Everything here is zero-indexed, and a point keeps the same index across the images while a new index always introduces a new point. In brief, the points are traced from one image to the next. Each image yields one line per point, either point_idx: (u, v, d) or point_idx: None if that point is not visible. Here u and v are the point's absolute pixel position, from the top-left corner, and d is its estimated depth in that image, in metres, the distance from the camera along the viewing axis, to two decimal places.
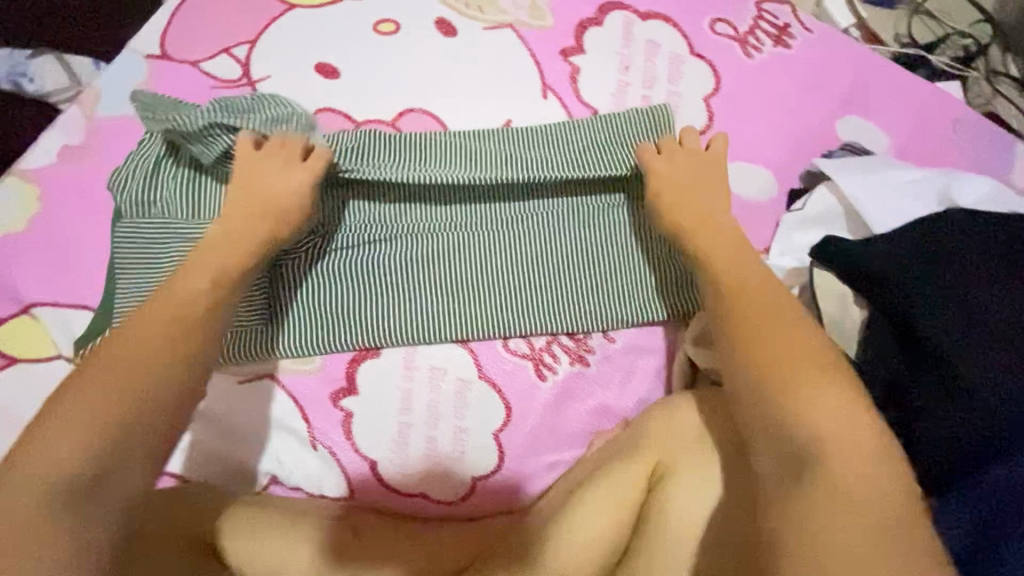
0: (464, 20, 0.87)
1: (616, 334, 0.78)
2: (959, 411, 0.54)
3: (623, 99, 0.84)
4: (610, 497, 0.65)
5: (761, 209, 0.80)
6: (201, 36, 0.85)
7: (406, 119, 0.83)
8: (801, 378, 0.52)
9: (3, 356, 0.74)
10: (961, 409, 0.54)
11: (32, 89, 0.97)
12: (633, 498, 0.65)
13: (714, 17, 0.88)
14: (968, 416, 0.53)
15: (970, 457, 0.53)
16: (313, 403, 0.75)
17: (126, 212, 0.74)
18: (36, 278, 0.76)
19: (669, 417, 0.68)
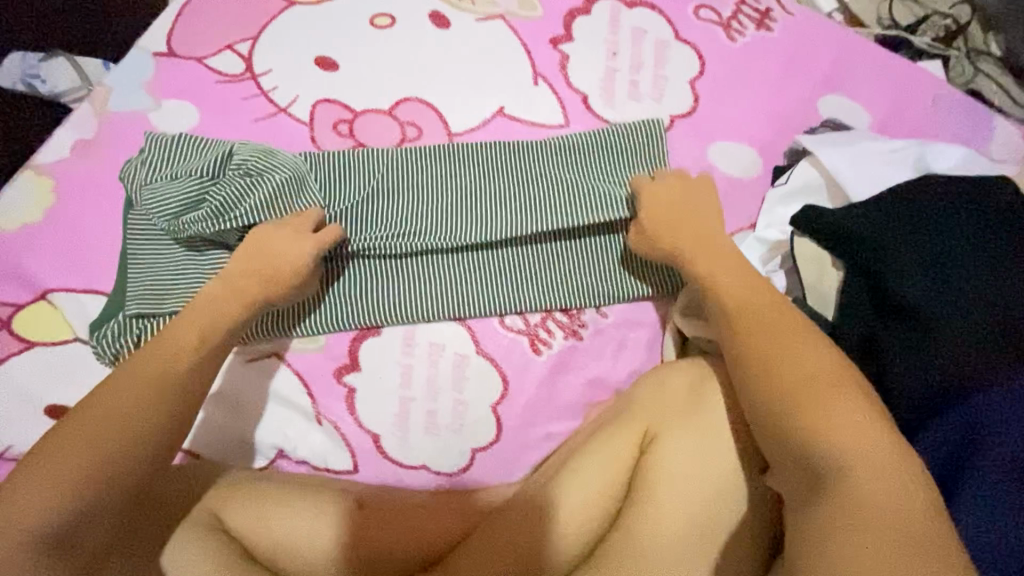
0: (456, 13, 0.90)
1: (609, 309, 0.80)
2: (928, 358, 0.60)
3: (612, 84, 0.87)
4: (603, 464, 0.67)
5: (746, 185, 0.83)
6: (205, 34, 0.89)
7: (403, 108, 0.87)
8: (778, 361, 0.57)
9: (23, 339, 0.77)
10: (930, 356, 0.60)
11: (45, 90, 1.01)
12: (625, 465, 0.67)
13: (698, 3, 0.91)
14: (936, 363, 0.59)
15: (937, 397, 0.59)
16: (317, 380, 0.79)
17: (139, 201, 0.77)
18: (51, 266, 0.80)
19: (660, 385, 0.71)
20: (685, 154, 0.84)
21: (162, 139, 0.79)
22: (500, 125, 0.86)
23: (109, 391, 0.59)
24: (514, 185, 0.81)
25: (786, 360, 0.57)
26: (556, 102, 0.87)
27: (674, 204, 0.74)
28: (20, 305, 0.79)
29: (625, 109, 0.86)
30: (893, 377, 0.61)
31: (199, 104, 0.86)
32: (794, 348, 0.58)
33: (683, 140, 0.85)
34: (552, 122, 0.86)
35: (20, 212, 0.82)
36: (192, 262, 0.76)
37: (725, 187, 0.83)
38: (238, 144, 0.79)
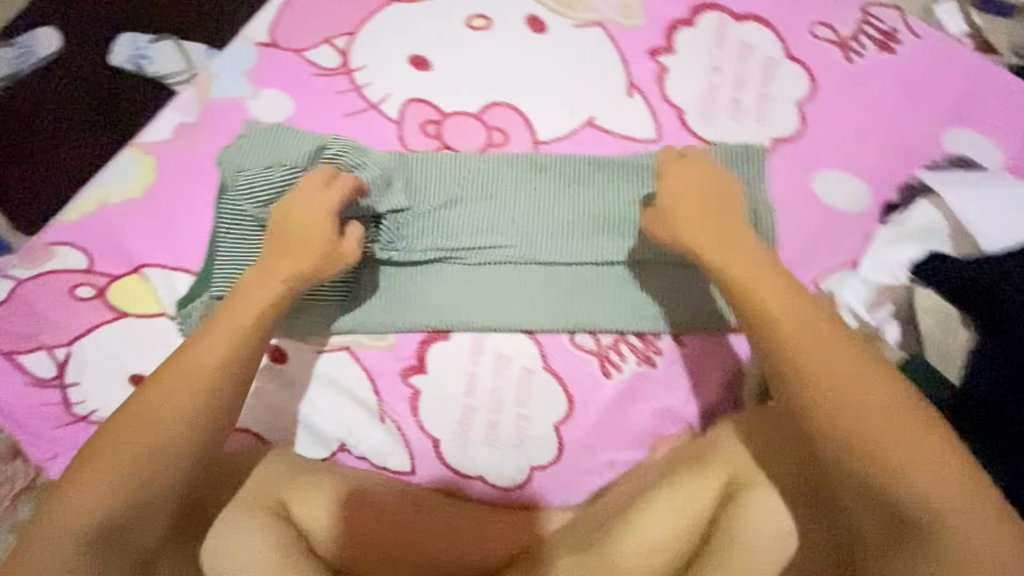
0: (554, 18, 0.88)
1: (687, 338, 0.76)
2: None
3: (711, 101, 0.83)
4: (680, 506, 0.65)
5: (850, 220, 0.77)
6: (306, 27, 0.90)
7: (491, 112, 0.85)
8: (873, 426, 0.56)
9: (116, 309, 0.81)
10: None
11: (151, 71, 1.06)
12: (701, 509, 0.65)
13: (815, 20, 0.85)
14: None
15: None
16: (384, 377, 0.79)
17: (229, 184, 0.79)
18: (146, 241, 0.83)
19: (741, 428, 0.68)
20: (784, 181, 0.79)
21: (261, 129, 0.82)
22: (588, 136, 0.84)
23: (128, 414, 0.59)
24: (597, 202, 0.80)
25: (886, 426, 0.55)
26: (650, 117, 0.83)
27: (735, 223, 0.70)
28: (114, 276, 0.83)
29: (723, 129, 0.82)
30: (1011, 441, 0.59)
31: (295, 95, 0.87)
32: (871, 413, 0.56)
33: (784, 165, 0.79)
34: (642, 136, 0.83)
35: (124, 187, 0.86)
36: None
37: (827, 220, 0.77)
38: (330, 139, 0.80)
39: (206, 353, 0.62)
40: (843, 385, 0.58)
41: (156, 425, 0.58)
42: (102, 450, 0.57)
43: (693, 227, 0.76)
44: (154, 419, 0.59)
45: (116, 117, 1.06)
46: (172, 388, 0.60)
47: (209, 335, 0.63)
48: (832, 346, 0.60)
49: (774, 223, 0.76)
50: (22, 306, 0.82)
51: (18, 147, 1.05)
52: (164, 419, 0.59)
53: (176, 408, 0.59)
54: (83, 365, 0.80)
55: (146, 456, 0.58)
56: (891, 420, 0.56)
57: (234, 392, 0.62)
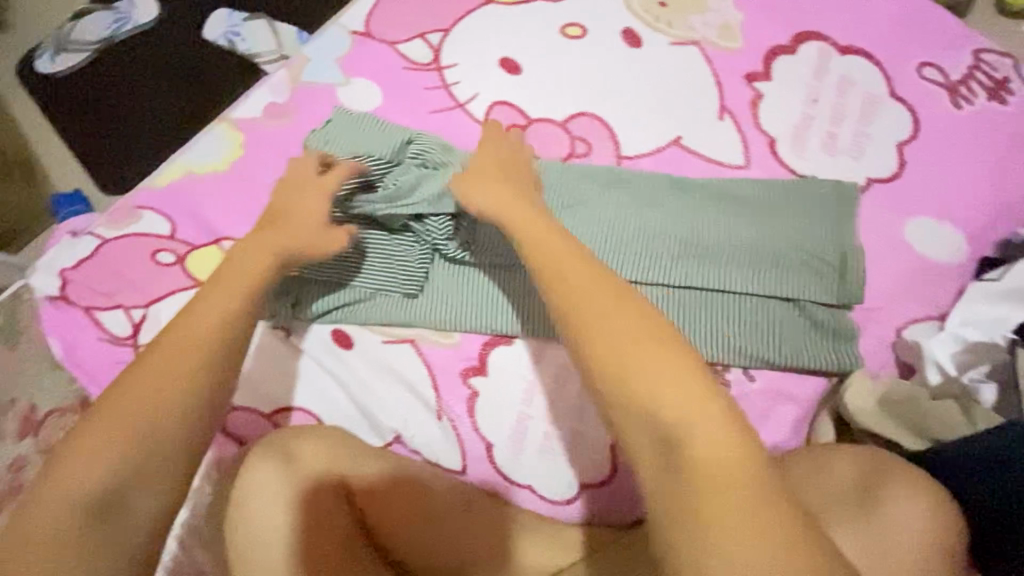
0: (651, 33, 0.87)
1: (757, 373, 0.74)
2: None
3: (805, 133, 0.81)
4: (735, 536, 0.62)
5: (943, 270, 0.75)
6: (402, 20, 0.92)
7: (577, 121, 0.85)
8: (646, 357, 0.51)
9: (194, 278, 0.83)
10: None
11: (243, 48, 1.09)
12: None
13: (922, 60, 0.83)
14: None
15: None
16: (444, 375, 0.79)
17: None
18: (228, 214, 0.85)
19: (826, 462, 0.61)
20: (874, 222, 0.77)
21: (349, 117, 0.84)
22: (675, 156, 0.82)
23: (111, 400, 0.52)
24: (681, 222, 0.77)
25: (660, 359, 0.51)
26: (740, 143, 0.82)
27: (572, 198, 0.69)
28: (194, 245, 0.85)
29: (815, 161, 0.80)
30: None
31: (384, 86, 0.88)
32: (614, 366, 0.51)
33: (875, 206, 0.77)
34: (731, 161, 0.81)
35: (211, 160, 0.88)
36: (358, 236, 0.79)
37: (918, 268, 0.75)
38: (416, 134, 0.82)
39: (198, 322, 0.57)
40: (673, 384, 0.49)
41: (144, 402, 0.52)
42: (81, 441, 0.51)
43: (778, 261, 0.75)
44: (140, 396, 0.52)
45: (204, 90, 1.09)
46: (159, 361, 0.54)
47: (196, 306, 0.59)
48: (603, 306, 0.54)
49: (861, 267, 0.74)
50: (103, 263, 0.84)
51: (110, 111, 1.10)
52: (163, 389, 0.53)
53: (168, 382, 0.53)
54: (157, 328, 0.82)
55: (139, 437, 0.51)
56: (669, 378, 0.49)
57: (233, 359, 0.57)
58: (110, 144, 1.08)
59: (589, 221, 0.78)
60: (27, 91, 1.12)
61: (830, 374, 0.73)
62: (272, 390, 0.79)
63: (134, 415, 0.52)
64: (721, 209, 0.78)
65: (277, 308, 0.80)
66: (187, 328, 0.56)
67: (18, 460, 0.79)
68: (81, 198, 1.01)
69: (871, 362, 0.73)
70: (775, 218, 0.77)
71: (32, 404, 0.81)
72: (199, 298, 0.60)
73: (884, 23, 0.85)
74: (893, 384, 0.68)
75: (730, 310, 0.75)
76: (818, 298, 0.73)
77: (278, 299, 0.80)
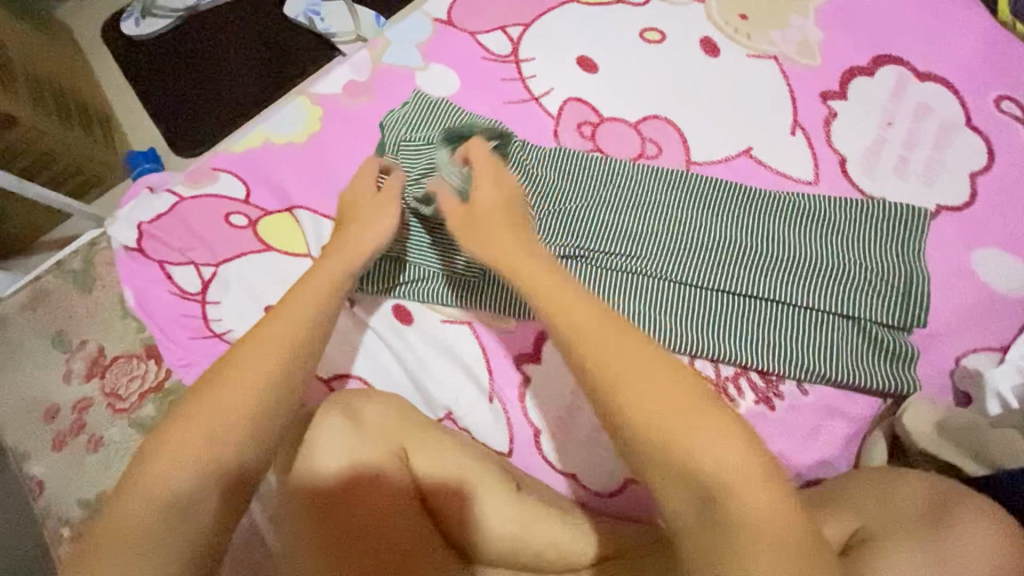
0: (729, 44, 0.88)
1: (810, 387, 0.75)
2: None
3: (876, 155, 0.82)
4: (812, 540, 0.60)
5: (1007, 303, 0.75)
6: (484, 11, 0.94)
7: (649, 123, 0.86)
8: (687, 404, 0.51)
9: (264, 242, 0.86)
10: None
11: (321, 27, 1.12)
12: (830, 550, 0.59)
13: (1001, 93, 0.83)
14: None
15: None
16: (499, 359, 0.81)
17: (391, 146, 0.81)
18: (302, 185, 0.88)
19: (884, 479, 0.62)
20: (941, 249, 0.77)
21: (426, 100, 0.85)
22: (744, 166, 0.83)
23: (194, 406, 0.56)
24: (742, 232, 0.78)
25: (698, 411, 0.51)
26: (810, 158, 0.82)
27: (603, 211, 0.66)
28: (267, 211, 0.88)
29: (885, 183, 0.80)
30: None
31: (462, 74, 0.91)
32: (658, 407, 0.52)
33: (942, 234, 0.78)
34: (799, 176, 0.82)
35: (289, 130, 0.91)
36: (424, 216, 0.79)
37: (982, 299, 0.75)
38: (488, 121, 0.82)
39: (278, 333, 0.60)
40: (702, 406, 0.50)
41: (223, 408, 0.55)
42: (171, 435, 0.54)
43: (839, 277, 0.75)
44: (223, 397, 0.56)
45: (279, 64, 1.12)
46: (241, 364, 0.58)
47: (279, 311, 0.62)
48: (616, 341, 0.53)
49: (927, 291, 0.74)
50: (178, 220, 0.87)
51: (189, 77, 1.13)
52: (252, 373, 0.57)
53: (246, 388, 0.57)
54: (226, 287, 0.85)
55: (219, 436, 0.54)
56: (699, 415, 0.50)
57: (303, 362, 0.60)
58: (186, 108, 1.11)
59: (650, 224, 0.79)
60: (110, 50, 1.16)
61: (885, 395, 0.74)
62: (332, 356, 0.82)
63: (213, 418, 0.55)
64: (783, 222, 0.78)
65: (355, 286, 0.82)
66: (268, 336, 0.60)
67: (84, 400, 0.83)
68: (155, 157, 1.04)
69: (926, 387, 0.73)
70: (837, 234, 0.77)
71: (101, 347, 0.85)
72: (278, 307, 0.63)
73: (964, 54, 0.85)
74: (953, 410, 0.68)
75: (789, 323, 0.75)
76: (880, 318, 0.74)
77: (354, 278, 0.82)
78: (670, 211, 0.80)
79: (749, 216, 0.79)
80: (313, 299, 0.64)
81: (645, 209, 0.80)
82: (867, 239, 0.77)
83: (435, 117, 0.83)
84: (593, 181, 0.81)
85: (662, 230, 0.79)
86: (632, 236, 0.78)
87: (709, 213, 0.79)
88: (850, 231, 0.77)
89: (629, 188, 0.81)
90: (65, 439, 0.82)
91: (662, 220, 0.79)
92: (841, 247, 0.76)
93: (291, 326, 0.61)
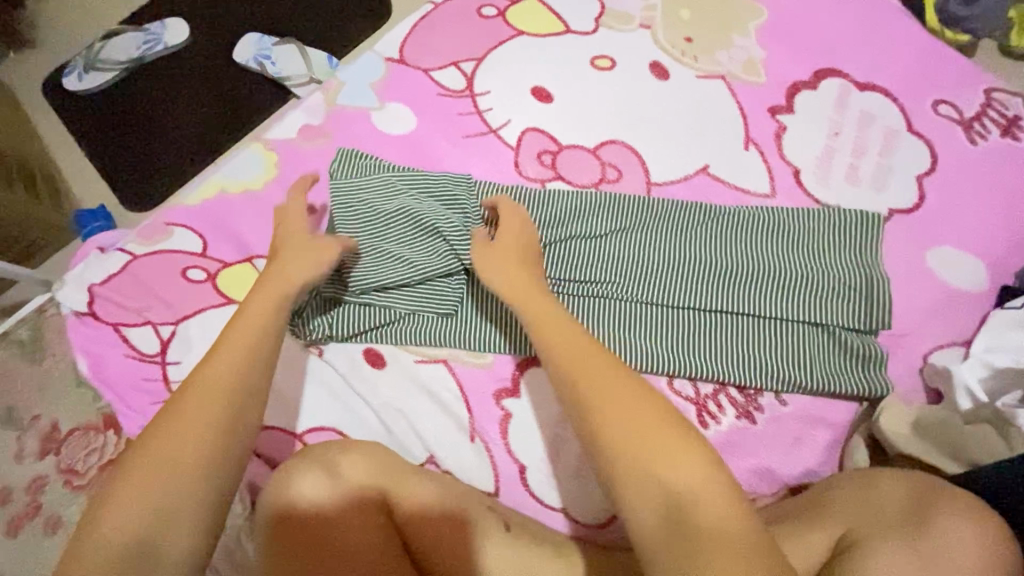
0: (678, 66, 0.91)
1: (789, 397, 0.75)
2: None
3: (828, 164, 0.84)
4: (805, 543, 0.60)
5: (964, 297, 0.77)
6: (437, 49, 0.94)
7: (608, 148, 0.87)
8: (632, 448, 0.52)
9: (223, 294, 0.83)
10: None
11: (273, 71, 1.11)
12: (820, 553, 0.59)
13: (937, 98, 0.87)
14: None
15: None
16: (477, 395, 0.80)
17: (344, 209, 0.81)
18: (262, 233, 0.86)
19: (870, 484, 0.62)
20: (898, 251, 0.79)
21: (377, 163, 0.86)
22: (703, 183, 0.85)
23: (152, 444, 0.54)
24: (709, 249, 0.79)
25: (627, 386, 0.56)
26: (766, 172, 0.84)
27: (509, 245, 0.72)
28: (226, 263, 0.85)
29: (838, 191, 0.83)
30: None
31: (419, 111, 0.91)
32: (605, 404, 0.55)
33: (897, 237, 0.80)
34: (757, 189, 0.84)
35: (244, 179, 0.89)
36: (379, 275, 0.78)
37: (941, 296, 0.77)
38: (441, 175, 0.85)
39: (203, 405, 0.56)
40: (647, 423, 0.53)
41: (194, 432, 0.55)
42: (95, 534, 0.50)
43: (803, 287, 0.76)
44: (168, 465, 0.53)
45: (234, 111, 1.10)
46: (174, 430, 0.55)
47: (198, 385, 0.57)
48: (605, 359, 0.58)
49: (888, 292, 0.76)
50: (132, 278, 0.84)
51: (140, 129, 1.10)
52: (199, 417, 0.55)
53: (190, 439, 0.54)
54: (187, 345, 0.81)
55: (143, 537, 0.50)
56: (648, 426, 0.53)
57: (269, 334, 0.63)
58: (138, 160, 1.08)
59: (619, 251, 0.79)
60: (54, 108, 1.12)
61: (860, 399, 0.75)
62: (297, 403, 0.79)
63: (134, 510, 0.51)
64: (746, 237, 0.79)
65: (296, 327, 0.80)
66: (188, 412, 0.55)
67: (39, 479, 0.78)
68: (106, 214, 1.00)
69: (899, 387, 0.74)
70: (802, 242, 0.79)
71: (54, 421, 0.81)
72: (190, 388, 0.57)
73: (899, 61, 0.89)
74: (928, 408, 0.69)
75: (760, 336, 0.76)
76: (848, 323, 0.75)
77: (295, 313, 0.80)
78: (639, 236, 0.80)
79: (713, 234, 0.80)
80: (239, 356, 0.60)
81: (614, 238, 0.80)
82: (829, 245, 0.78)
83: (381, 172, 0.84)
84: (558, 216, 0.81)
85: (632, 255, 0.79)
86: (603, 263, 0.78)
87: (675, 232, 0.80)
88: (811, 238, 0.79)
89: (597, 218, 0.81)
90: (19, 523, 0.77)
91: (631, 245, 0.79)
92: (805, 257, 0.78)
93: (216, 396, 0.57)
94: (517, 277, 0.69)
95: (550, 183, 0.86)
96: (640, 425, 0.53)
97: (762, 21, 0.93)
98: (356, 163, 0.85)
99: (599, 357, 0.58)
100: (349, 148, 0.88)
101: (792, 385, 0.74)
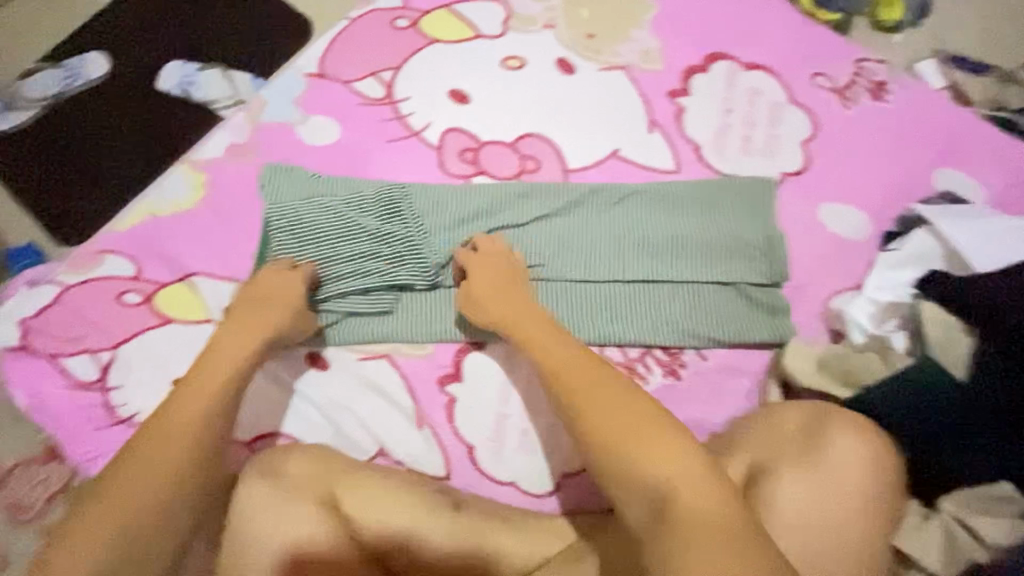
0: (582, 61, 0.98)
1: (708, 352, 0.81)
2: None
3: (724, 138, 0.92)
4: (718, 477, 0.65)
5: (852, 245, 0.85)
6: (355, 61, 0.98)
7: (525, 141, 0.93)
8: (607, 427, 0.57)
9: (160, 315, 0.84)
10: None
11: (198, 96, 1.14)
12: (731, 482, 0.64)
13: (814, 71, 0.96)
14: None
15: None
16: (420, 383, 0.83)
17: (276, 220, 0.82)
18: (196, 252, 0.87)
19: (771, 416, 0.68)
20: (793, 210, 0.87)
21: (304, 173, 0.88)
22: (614, 166, 0.91)
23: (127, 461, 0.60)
24: (625, 224, 0.85)
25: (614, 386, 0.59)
26: (670, 150, 0.91)
27: (498, 282, 0.77)
28: (162, 283, 0.86)
29: (735, 162, 0.90)
30: None
31: (341, 121, 0.94)
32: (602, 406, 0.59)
33: (790, 198, 0.88)
34: (663, 167, 0.91)
35: (174, 200, 0.90)
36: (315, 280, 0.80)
37: (832, 246, 0.85)
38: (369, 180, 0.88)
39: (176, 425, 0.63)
40: (633, 419, 0.56)
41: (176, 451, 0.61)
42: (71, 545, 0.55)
43: (710, 251, 0.83)
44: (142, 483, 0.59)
45: (161, 137, 1.11)
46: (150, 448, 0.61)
47: (171, 410, 0.64)
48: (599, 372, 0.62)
49: (784, 247, 0.83)
50: (66, 309, 0.84)
51: (66, 165, 1.10)
52: (172, 438, 0.62)
53: (171, 456, 0.61)
54: (128, 368, 0.81)
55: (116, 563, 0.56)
56: (627, 417, 0.57)
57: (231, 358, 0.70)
58: (67, 194, 1.08)
59: (542, 234, 0.84)
60: None
61: (770, 345, 0.82)
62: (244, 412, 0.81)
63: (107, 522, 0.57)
64: (658, 211, 0.86)
65: None
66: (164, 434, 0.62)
67: None
68: (35, 251, 0.99)
69: (804, 332, 0.82)
70: (707, 210, 0.85)
71: None
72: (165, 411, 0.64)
73: (779, 41, 0.99)
74: (828, 347, 0.76)
75: (678, 299, 0.82)
76: (753, 279, 0.82)
77: None
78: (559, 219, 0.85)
79: (628, 210, 0.86)
80: (202, 381, 0.66)
81: (537, 223, 0.85)
82: (732, 210, 0.85)
83: (310, 182, 0.87)
84: (482, 207, 0.86)
85: (554, 237, 0.84)
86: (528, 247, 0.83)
87: (593, 212, 0.85)
88: (715, 205, 0.86)
89: (519, 206, 0.86)
90: None
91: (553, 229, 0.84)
92: (711, 223, 0.84)
93: (190, 420, 0.63)
94: (514, 308, 0.75)
95: (473, 178, 0.91)
96: (631, 422, 0.56)
97: (654, 14, 1.01)
98: (284, 175, 0.87)
99: (595, 369, 0.62)
100: (276, 162, 0.91)
101: (711, 341, 0.81)
